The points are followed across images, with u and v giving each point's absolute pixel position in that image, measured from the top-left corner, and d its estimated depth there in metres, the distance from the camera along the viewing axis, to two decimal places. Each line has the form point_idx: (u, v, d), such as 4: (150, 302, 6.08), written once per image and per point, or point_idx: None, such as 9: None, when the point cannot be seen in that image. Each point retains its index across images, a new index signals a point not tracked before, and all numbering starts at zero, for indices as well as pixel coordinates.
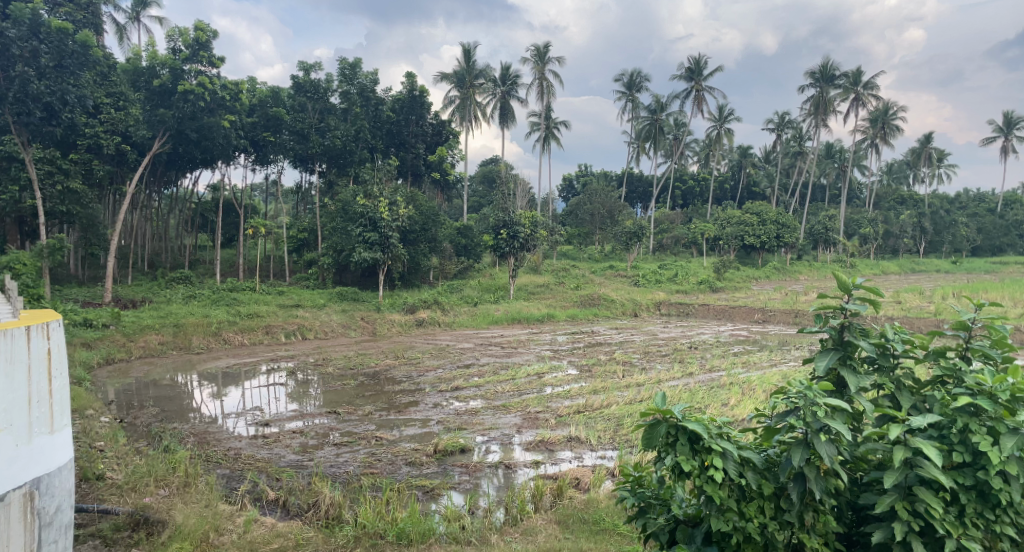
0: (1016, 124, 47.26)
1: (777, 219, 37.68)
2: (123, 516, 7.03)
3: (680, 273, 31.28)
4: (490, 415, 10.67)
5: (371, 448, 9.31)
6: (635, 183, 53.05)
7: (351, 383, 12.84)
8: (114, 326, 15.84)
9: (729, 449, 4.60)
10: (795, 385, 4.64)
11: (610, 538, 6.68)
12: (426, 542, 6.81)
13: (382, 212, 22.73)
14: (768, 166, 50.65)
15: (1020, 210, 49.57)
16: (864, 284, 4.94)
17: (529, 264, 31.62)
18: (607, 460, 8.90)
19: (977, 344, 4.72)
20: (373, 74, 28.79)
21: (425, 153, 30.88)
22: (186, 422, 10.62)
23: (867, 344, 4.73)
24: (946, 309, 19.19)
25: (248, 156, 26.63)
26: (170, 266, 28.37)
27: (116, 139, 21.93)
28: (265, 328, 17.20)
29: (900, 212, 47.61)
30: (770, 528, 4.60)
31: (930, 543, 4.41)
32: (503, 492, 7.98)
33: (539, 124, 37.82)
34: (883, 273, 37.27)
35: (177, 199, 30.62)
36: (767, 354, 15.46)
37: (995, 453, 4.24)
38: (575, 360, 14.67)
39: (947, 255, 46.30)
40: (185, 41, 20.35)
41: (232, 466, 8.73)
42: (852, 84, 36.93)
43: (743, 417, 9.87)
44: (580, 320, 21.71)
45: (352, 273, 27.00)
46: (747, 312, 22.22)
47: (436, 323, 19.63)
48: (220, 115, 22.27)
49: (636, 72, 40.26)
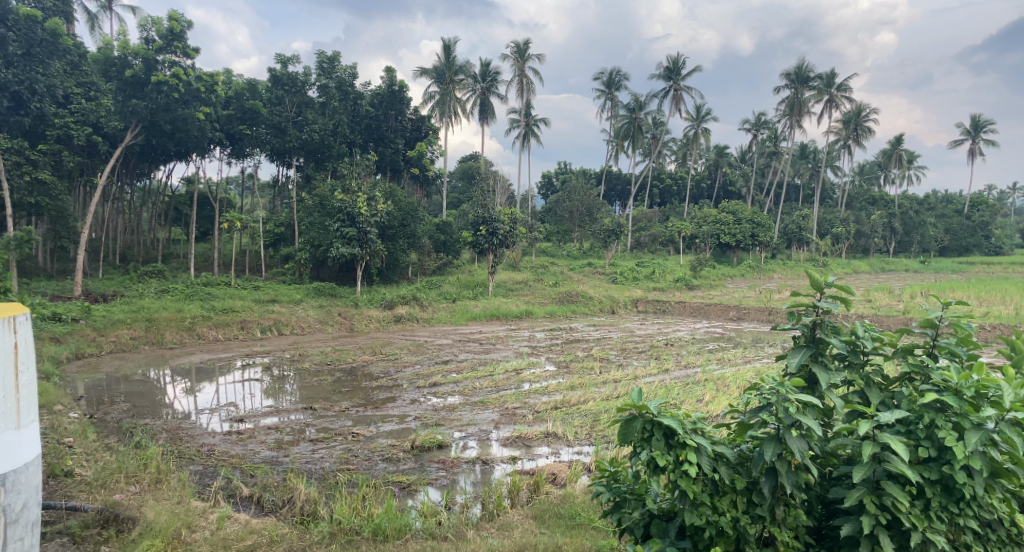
0: (984, 127, 48.10)
1: (753, 219, 38.10)
2: (92, 512, 6.85)
3: (658, 271, 31.40)
4: (468, 411, 10.67)
5: (347, 444, 9.26)
6: (614, 181, 53.27)
7: (328, 378, 12.78)
8: (83, 320, 15.54)
9: (703, 444, 4.66)
10: (768, 382, 4.71)
11: (584, 533, 6.71)
12: (402, 538, 6.82)
13: (360, 207, 22.51)
14: (744, 165, 51.15)
15: (986, 211, 50.59)
16: (836, 282, 4.99)
17: (508, 260, 31.62)
18: (583, 456, 8.94)
19: (945, 342, 4.81)
20: (352, 68, 28.40)
21: (404, 149, 30.76)
22: (158, 418, 10.49)
23: (838, 341, 4.81)
24: (913, 309, 19.57)
25: (224, 149, 26.14)
26: (143, 260, 27.87)
27: (86, 129, 21.45)
28: (240, 323, 17.02)
29: (872, 212, 48.41)
30: (742, 522, 4.68)
31: (896, 536, 4.50)
32: (480, 488, 7.98)
33: (518, 120, 37.80)
34: (855, 272, 37.79)
35: (149, 191, 30.06)
36: (741, 351, 15.71)
37: (960, 448, 4.33)
38: (553, 356, 14.71)
39: (916, 255, 47.17)
40: (159, 31, 20.04)
41: (205, 462, 8.66)
42: (826, 86, 37.27)
43: (718, 413, 9.97)
44: (558, 317, 21.71)
45: (329, 269, 26.78)
46: (722, 310, 22.50)
47: (414, 318, 19.61)
48: (194, 107, 21.94)
49: (615, 70, 40.32)
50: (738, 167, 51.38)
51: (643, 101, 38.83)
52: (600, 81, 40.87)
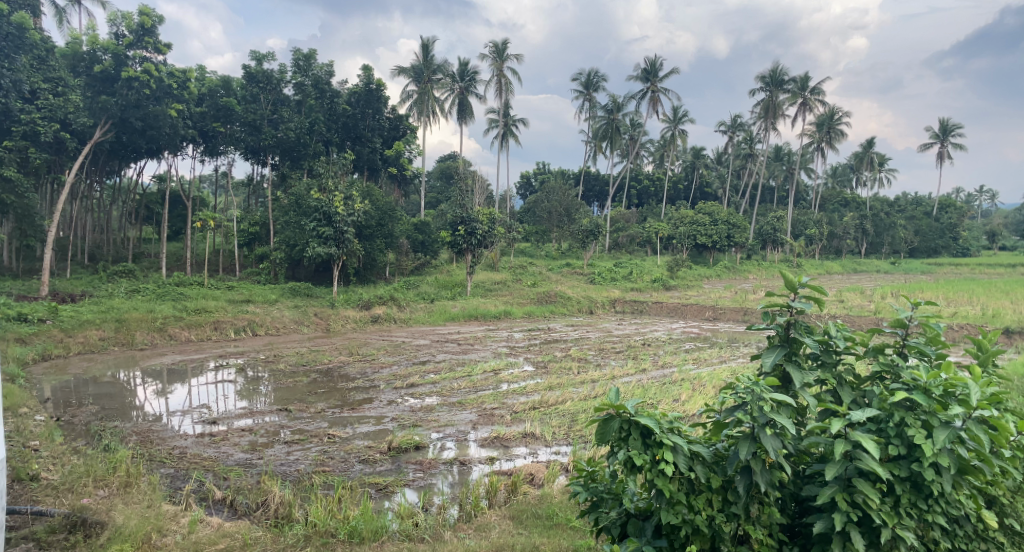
0: (952, 130, 48.96)
1: (729, 220, 38.43)
2: (58, 517, 6.65)
3: (635, 271, 31.69)
4: (446, 412, 10.62)
5: (323, 445, 9.16)
6: (592, 182, 53.45)
7: (303, 379, 12.65)
8: (51, 321, 15.22)
9: (680, 443, 4.67)
10: (743, 381, 4.74)
11: (562, 533, 6.70)
12: (378, 540, 6.77)
13: (337, 206, 22.31)
14: (720, 167, 51.66)
15: (955, 214, 51.57)
16: (809, 282, 5.03)
17: (486, 261, 31.54)
18: (561, 456, 8.93)
19: (914, 341, 4.88)
20: (329, 66, 28.14)
21: (381, 147, 30.58)
22: (128, 420, 10.29)
23: (811, 340, 4.84)
24: (885, 309, 19.84)
25: (197, 148, 25.70)
26: (112, 260, 27.34)
27: (54, 126, 20.99)
28: (213, 323, 16.79)
29: (844, 213, 49.15)
30: (717, 520, 4.69)
31: (868, 532, 4.55)
32: (458, 489, 7.93)
33: (497, 121, 37.73)
34: (828, 273, 38.31)
35: (120, 189, 29.52)
36: (717, 350, 15.80)
37: (929, 445, 4.38)
38: (531, 357, 14.72)
39: (887, 256, 47.95)
40: (129, 25, 19.72)
41: (177, 465, 8.51)
42: (799, 89, 37.72)
43: (694, 413, 10.01)
44: (537, 317, 21.70)
45: (305, 269, 26.55)
46: (698, 310, 22.64)
47: (392, 319, 19.48)
48: (166, 104, 21.61)
49: (593, 71, 40.40)
50: (714, 168, 51.84)
51: (620, 102, 38.96)
52: (579, 82, 40.92)
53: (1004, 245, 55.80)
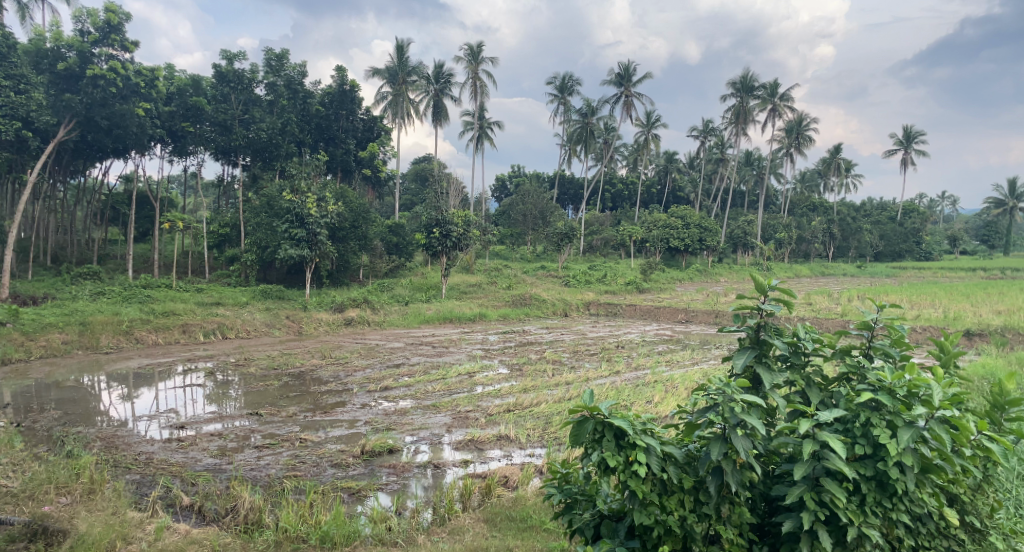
0: (916, 137, 49.98)
1: (700, 223, 38.77)
2: (17, 525, 6.42)
3: (608, 274, 31.85)
4: (419, 415, 10.53)
5: (294, 450, 9.04)
6: (566, 185, 53.70)
7: (274, 383, 12.47)
8: (11, 324, 14.78)
9: (653, 444, 4.68)
10: (715, 382, 4.78)
11: (536, 536, 6.69)
12: (350, 544, 6.71)
13: (309, 208, 22.09)
14: (692, 171, 52.21)
15: (918, 219, 52.63)
16: (778, 285, 5.06)
17: (461, 264, 31.48)
18: (535, 458, 8.93)
19: (879, 343, 4.96)
20: (302, 66, 27.89)
21: (355, 149, 30.49)
22: (92, 426, 10.07)
23: (781, 342, 4.90)
24: (851, 312, 20.21)
25: (164, 147, 24.88)
26: (77, 261, 26.74)
27: (15, 124, 20.28)
28: (182, 326, 16.51)
29: (812, 218, 49.86)
30: (689, 520, 4.71)
31: (834, 530, 4.61)
32: (431, 492, 7.88)
33: (471, 123, 37.69)
34: (797, 276, 38.89)
35: (85, 190, 28.90)
36: (688, 353, 15.94)
37: (893, 445, 4.46)
38: (506, 359, 14.72)
39: (853, 259, 48.77)
40: (95, 22, 19.39)
41: (143, 471, 8.34)
42: (769, 95, 38.26)
43: (667, 414, 10.11)
44: (511, 320, 21.73)
45: (277, 271, 26.23)
46: (671, 313, 22.81)
47: (365, 321, 19.31)
48: (133, 102, 21.27)
49: (568, 76, 40.53)
50: (686, 173, 52.36)
51: (595, 106, 39.15)
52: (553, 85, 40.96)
53: (965, 250, 57.10)
